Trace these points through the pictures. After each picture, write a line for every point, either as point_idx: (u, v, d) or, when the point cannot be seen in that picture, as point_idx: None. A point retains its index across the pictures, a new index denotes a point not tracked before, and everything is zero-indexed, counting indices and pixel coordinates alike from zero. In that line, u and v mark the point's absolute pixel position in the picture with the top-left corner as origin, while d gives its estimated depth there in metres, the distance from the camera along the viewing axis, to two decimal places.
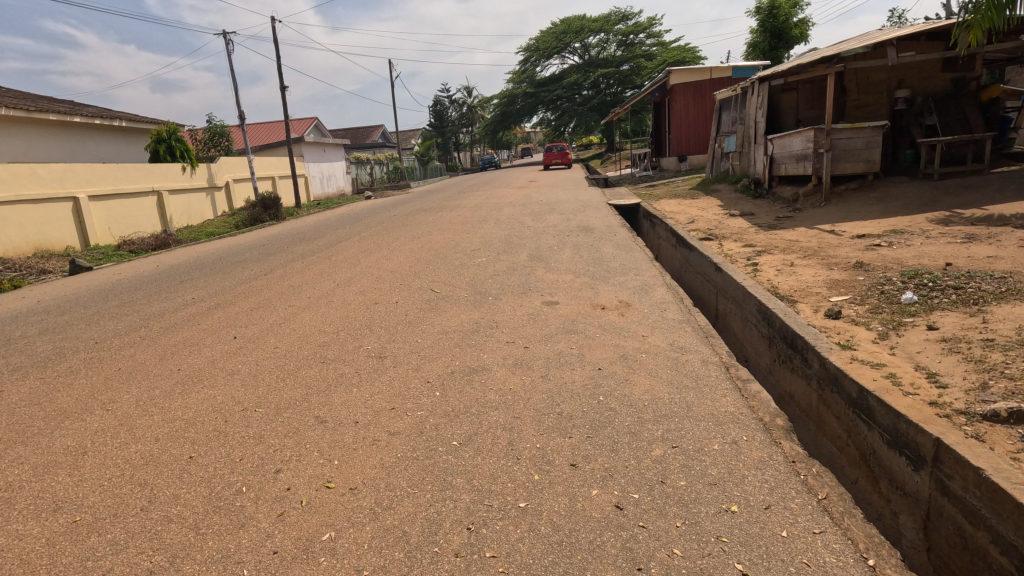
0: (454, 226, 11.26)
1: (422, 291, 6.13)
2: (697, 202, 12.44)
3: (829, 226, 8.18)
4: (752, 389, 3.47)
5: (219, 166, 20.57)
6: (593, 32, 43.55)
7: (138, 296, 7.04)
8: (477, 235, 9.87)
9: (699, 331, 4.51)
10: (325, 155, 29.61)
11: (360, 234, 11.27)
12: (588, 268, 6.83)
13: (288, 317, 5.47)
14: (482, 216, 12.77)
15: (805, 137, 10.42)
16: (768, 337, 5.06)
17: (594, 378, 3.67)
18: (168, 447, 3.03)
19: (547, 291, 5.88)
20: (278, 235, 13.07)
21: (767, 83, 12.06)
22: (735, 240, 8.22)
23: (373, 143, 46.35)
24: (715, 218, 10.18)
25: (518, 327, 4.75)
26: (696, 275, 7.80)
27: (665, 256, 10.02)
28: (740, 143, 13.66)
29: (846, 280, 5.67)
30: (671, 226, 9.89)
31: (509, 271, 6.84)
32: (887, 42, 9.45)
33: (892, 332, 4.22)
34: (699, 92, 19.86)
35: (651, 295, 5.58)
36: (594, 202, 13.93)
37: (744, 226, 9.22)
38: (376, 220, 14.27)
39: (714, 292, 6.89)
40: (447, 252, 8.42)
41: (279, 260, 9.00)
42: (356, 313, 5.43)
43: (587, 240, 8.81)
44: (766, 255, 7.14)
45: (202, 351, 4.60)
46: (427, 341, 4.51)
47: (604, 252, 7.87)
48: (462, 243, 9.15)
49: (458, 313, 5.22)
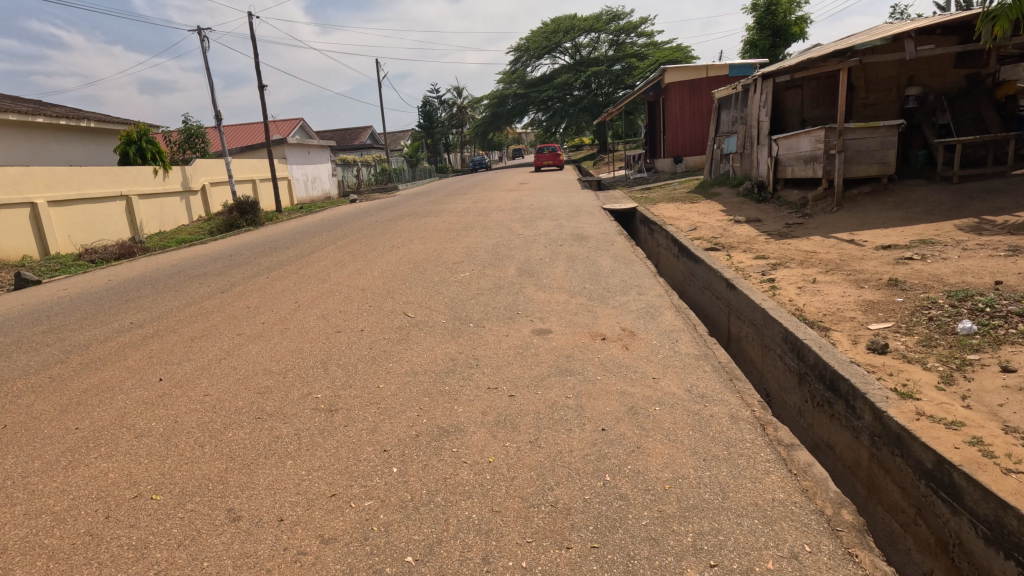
0: (439, 234, 10.43)
1: (394, 315, 5.32)
2: (698, 206, 11.70)
3: (847, 235, 7.46)
4: (803, 463, 2.69)
5: (194, 169, 19.61)
6: (584, 31, 42.81)
7: (70, 320, 6.16)
8: (462, 245, 9.06)
9: (721, 371, 3.73)
10: (310, 157, 28.67)
11: (338, 243, 10.40)
12: (584, 286, 6.05)
13: (231, 351, 4.62)
14: (469, 222, 11.96)
15: (814, 137, 9.70)
16: (798, 372, 4.30)
17: (597, 445, 2.87)
18: (12, 566, 2.19)
19: (537, 315, 5.10)
20: (250, 244, 12.18)
21: (772, 81, 11.35)
22: (745, 251, 7.48)
23: (361, 144, 45.41)
24: (719, 225, 9.44)
25: (502, 366, 3.95)
26: (703, 290, 7.06)
27: (665, 266, 9.27)
28: (742, 144, 12.95)
29: (882, 301, 4.92)
30: (672, 234, 9.14)
31: (495, 290, 6.04)
32: (903, 36, 8.73)
33: (958, 374, 3.46)
34: (695, 91, 19.16)
35: (658, 321, 4.81)
36: (588, 207, 13.16)
37: (752, 234, 8.49)
38: (356, 226, 13.40)
39: (726, 310, 6.15)
40: (429, 265, 7.60)
41: (242, 274, 8.13)
42: (311, 346, 4.59)
43: (583, 251, 8.03)
44: (782, 268, 6.40)
45: (115, 400, 3.75)
46: (391, 386, 3.70)
47: (601, 264, 7.09)
48: (445, 254, 8.34)
49: (433, 347, 4.40)
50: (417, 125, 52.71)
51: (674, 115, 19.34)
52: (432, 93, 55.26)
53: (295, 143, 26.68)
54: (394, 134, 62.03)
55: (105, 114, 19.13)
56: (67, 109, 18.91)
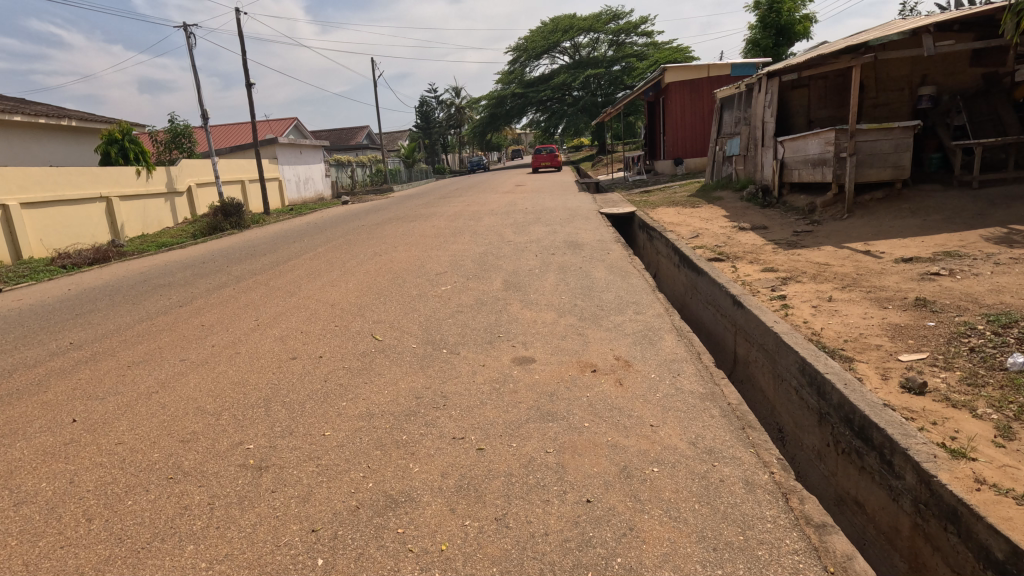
0: (426, 240, 9.84)
1: (360, 338, 4.73)
2: (699, 211, 11.13)
3: (862, 246, 6.88)
4: (841, 555, 2.10)
5: (180, 170, 19.02)
6: (583, 31, 42.23)
7: (6, 339, 5.55)
8: (448, 253, 8.47)
9: (732, 418, 3.14)
10: (303, 157, 28.06)
11: (318, 250, 9.81)
12: (575, 302, 5.47)
13: (167, 382, 4.02)
14: (458, 227, 11.36)
15: (823, 139, 9.12)
16: (817, 411, 3.73)
17: (580, 527, 2.28)
18: None
19: (521, 339, 4.52)
20: (228, 249, 11.57)
21: (778, 79, 10.76)
22: (751, 262, 6.91)
23: (357, 144, 44.79)
24: (723, 232, 8.86)
25: (473, 406, 3.37)
26: (706, 305, 6.49)
27: (666, 276, 8.70)
28: (745, 145, 12.37)
29: (910, 326, 4.34)
30: (672, 242, 8.57)
31: (476, 308, 5.46)
32: (920, 31, 8.15)
33: (1018, 426, 2.88)
34: (695, 91, 18.58)
35: (657, 347, 4.23)
36: (584, 211, 12.58)
37: (757, 243, 7.92)
38: (341, 230, 12.80)
39: (732, 329, 5.59)
40: (409, 277, 7.01)
41: (208, 285, 7.52)
42: (258, 377, 3.99)
43: (576, 261, 7.44)
44: (793, 283, 5.82)
45: (10, 449, 3.14)
46: (339, 434, 3.10)
47: (596, 277, 6.51)
48: (428, 263, 7.77)
49: (397, 380, 3.82)
50: (415, 125, 52.13)
51: (674, 116, 18.76)
52: (430, 92, 54.74)
53: (287, 142, 26.06)
54: (392, 134, 61.45)
55: (87, 113, 18.52)
56: (47, 107, 18.29)
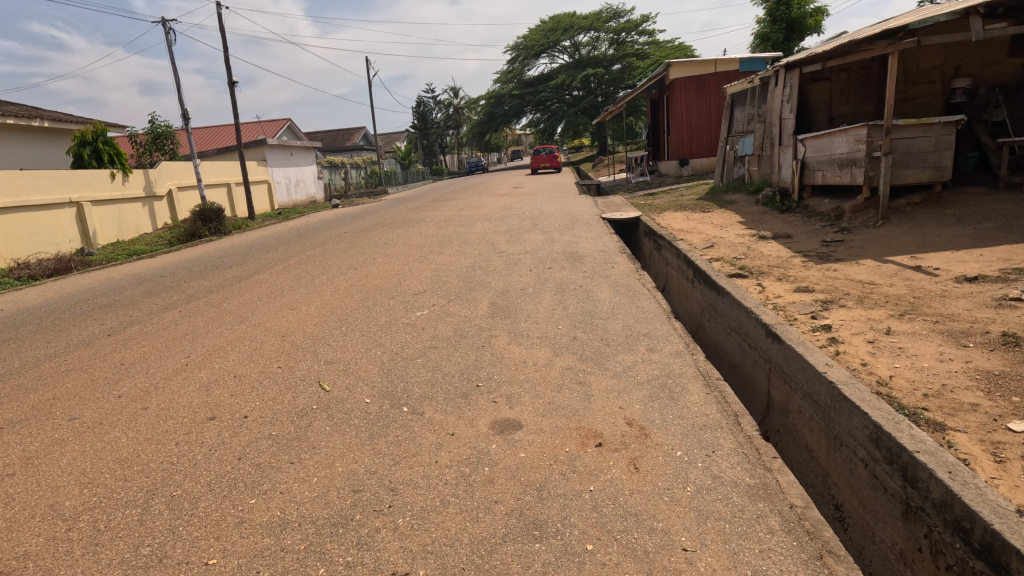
0: (409, 251, 8.85)
1: (303, 387, 3.75)
2: (710, 217, 10.18)
3: (909, 260, 5.91)
4: None
5: (159, 172, 18.09)
6: (583, 30, 41.20)
7: None
8: (430, 267, 7.50)
9: (803, 539, 2.17)
10: (293, 159, 27.08)
11: (290, 262, 8.82)
12: (574, 335, 4.51)
13: (33, 458, 3.04)
14: (446, 234, 10.39)
15: (852, 136, 8.14)
16: (901, 502, 2.75)
17: None
18: None
19: (506, 390, 3.54)
20: (196, 259, 10.61)
21: (799, 71, 9.76)
22: (778, 279, 5.95)
23: (352, 145, 43.82)
24: (741, 242, 7.88)
25: (430, 512, 2.39)
26: (729, 331, 5.51)
27: (677, 291, 7.75)
28: (759, 145, 11.40)
29: (1007, 374, 3.36)
30: (684, 253, 7.61)
31: (454, 343, 4.49)
32: (965, 15, 7.17)
33: None
34: (702, 87, 17.60)
35: (680, 406, 3.25)
36: (585, 217, 11.63)
37: (782, 254, 6.96)
38: (321, 238, 11.83)
39: (765, 366, 4.61)
40: (382, 298, 6.03)
41: (151, 306, 6.54)
42: (154, 451, 3.01)
43: (576, 277, 6.48)
44: (836, 308, 4.85)
45: None
46: (229, 564, 2.13)
47: (599, 299, 5.54)
48: (407, 280, 6.80)
49: (335, 459, 2.85)
50: (412, 125, 51.16)
51: (679, 114, 17.79)
52: (427, 93, 53.77)
53: (275, 143, 25.08)
54: (389, 135, 60.55)
55: (61, 113, 17.56)
56: (18, 107, 17.35)
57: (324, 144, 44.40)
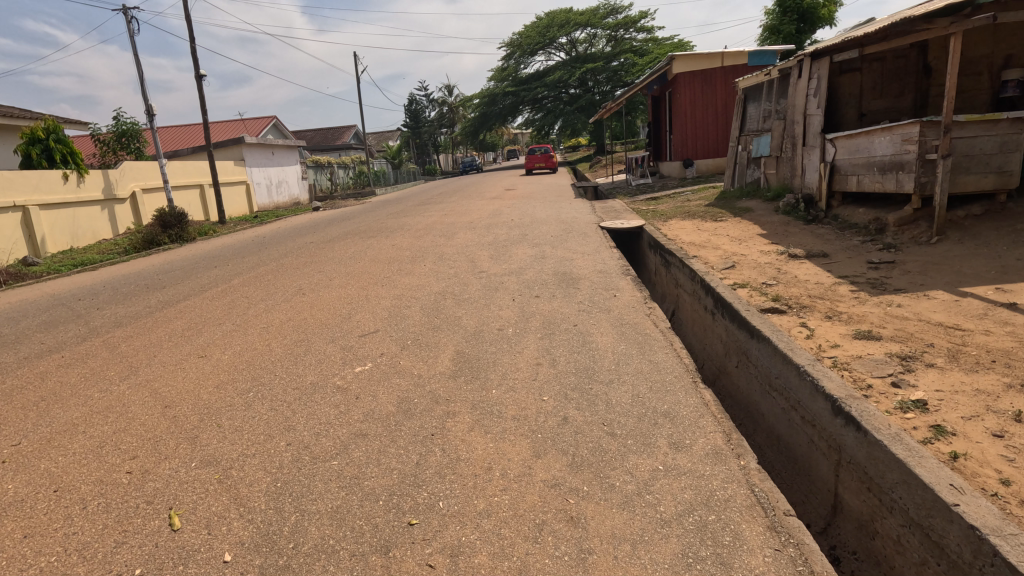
0: (375, 269, 7.50)
1: (141, 522, 2.42)
2: (725, 227, 8.90)
3: (996, 293, 4.61)
4: None
5: (121, 173, 16.68)
6: (580, 26, 39.82)
7: None
8: (392, 294, 6.15)
9: None
10: (275, 159, 25.66)
11: (233, 282, 7.47)
12: (562, 416, 3.18)
13: None
14: (422, 247, 9.05)
15: (898, 135, 6.85)
16: None
17: None
18: None
19: (452, 539, 2.22)
20: (134, 275, 9.22)
21: (829, 59, 8.44)
22: (828, 318, 4.65)
23: (341, 145, 42.42)
24: (767, 260, 6.60)
25: None
26: (769, 390, 4.22)
27: (692, 320, 6.43)
28: (778, 146, 10.11)
29: None
30: (701, 275, 6.28)
31: (392, 427, 3.15)
32: None
33: None
34: (708, 82, 16.27)
35: None
36: (582, 226, 10.32)
37: (823, 280, 5.67)
38: (283, 249, 10.47)
39: (829, 454, 3.32)
40: (319, 342, 4.69)
41: (31, 348, 5.16)
42: None
43: (569, 310, 5.17)
44: (921, 369, 3.55)
45: None
46: None
47: (600, 347, 4.22)
48: (359, 312, 5.46)
49: None
50: (404, 124, 49.70)
51: (684, 111, 16.51)
52: (421, 91, 52.39)
53: (254, 142, 23.64)
54: (382, 134, 59.02)
55: (13, 108, 16.14)
56: None
57: (313, 143, 42.95)
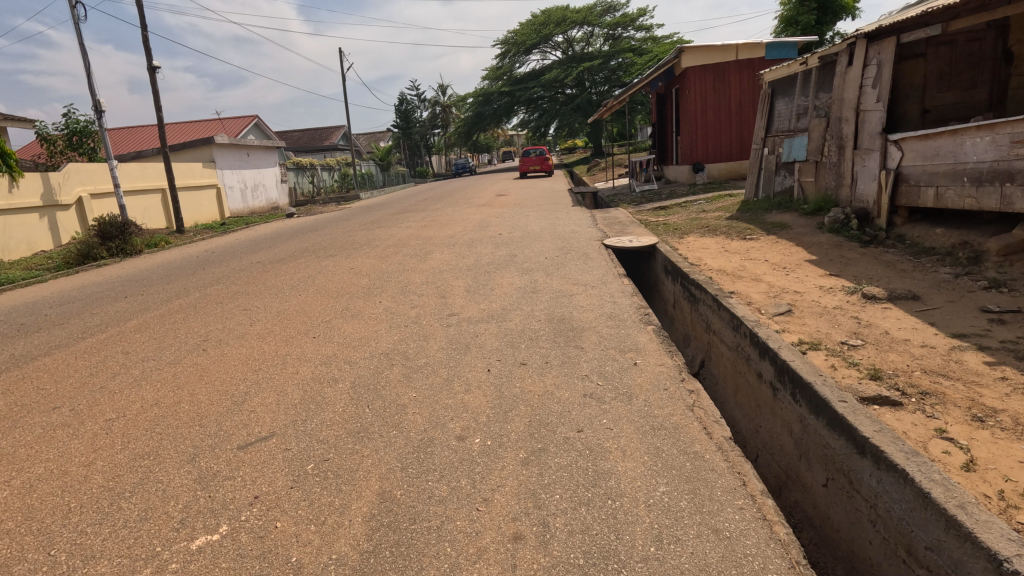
0: (313, 309, 5.74)
1: None
2: (760, 249, 7.21)
3: None
4: None
5: (65, 176, 14.86)
6: (576, 24, 38.14)
7: None
8: (318, 354, 4.38)
9: None
10: (251, 160, 23.89)
11: (126, 325, 5.68)
12: None
13: None
14: (383, 273, 7.26)
15: (1008, 134, 5.17)
16: None
17: None
18: None
19: None
20: (25, 305, 7.41)
21: (893, 40, 6.73)
22: (977, 420, 2.95)
23: (327, 146, 40.56)
24: (836, 302, 4.91)
25: None
26: (909, 562, 2.51)
27: (738, 385, 4.69)
28: (818, 149, 8.41)
29: None
30: (750, 324, 4.55)
31: None
32: None
33: None
34: (721, 77, 14.57)
35: None
36: (584, 243, 8.59)
37: (931, 339, 3.97)
38: (223, 269, 8.68)
39: None
40: (170, 460, 2.93)
41: None
42: None
43: (568, 395, 3.43)
44: None
45: None
46: None
47: (623, 489, 2.49)
48: (259, 393, 3.70)
49: None
50: (394, 125, 47.96)
51: (694, 109, 14.79)
52: (413, 92, 50.72)
53: (225, 142, 21.85)
54: (373, 135, 57.22)
55: None
56: None
57: (298, 144, 41.11)
